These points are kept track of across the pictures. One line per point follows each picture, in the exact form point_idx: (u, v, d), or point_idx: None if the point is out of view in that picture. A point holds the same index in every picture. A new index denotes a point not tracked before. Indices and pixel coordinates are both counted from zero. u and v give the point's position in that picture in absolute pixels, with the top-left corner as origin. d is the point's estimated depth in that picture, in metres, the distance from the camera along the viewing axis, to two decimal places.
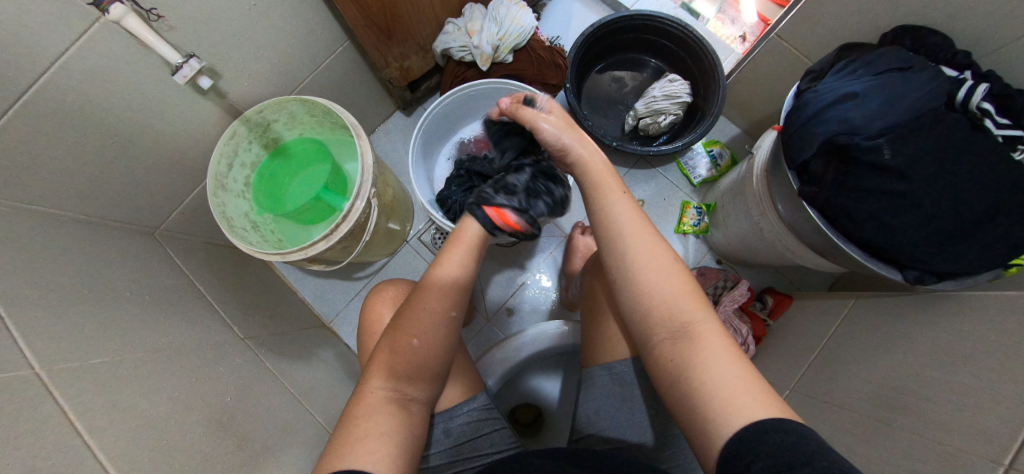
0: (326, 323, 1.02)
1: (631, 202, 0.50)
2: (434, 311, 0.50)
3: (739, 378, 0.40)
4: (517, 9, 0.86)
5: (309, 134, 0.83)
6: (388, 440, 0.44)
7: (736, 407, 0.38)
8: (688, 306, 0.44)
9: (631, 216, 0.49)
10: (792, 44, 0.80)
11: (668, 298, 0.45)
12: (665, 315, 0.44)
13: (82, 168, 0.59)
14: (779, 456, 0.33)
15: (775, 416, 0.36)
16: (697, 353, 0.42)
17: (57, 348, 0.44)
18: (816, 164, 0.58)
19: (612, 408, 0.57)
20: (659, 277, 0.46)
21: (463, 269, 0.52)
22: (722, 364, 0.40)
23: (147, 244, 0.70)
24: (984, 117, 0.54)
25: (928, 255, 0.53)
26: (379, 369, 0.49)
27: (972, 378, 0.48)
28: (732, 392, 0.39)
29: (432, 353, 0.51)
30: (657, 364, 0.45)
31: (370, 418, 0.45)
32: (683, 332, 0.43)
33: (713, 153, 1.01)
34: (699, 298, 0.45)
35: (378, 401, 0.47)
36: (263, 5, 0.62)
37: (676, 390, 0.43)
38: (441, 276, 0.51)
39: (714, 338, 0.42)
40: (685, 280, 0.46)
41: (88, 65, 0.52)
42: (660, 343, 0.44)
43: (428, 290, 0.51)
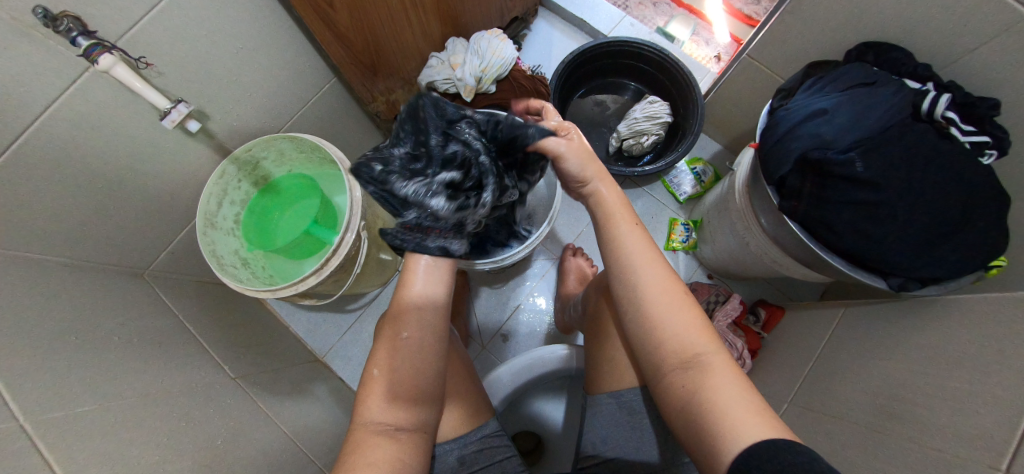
0: (319, 358, 1.01)
1: (642, 232, 0.51)
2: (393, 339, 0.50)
3: (749, 404, 0.40)
4: (498, 42, 0.89)
5: (298, 170, 0.84)
6: (375, 471, 0.44)
7: (743, 429, 0.38)
8: (696, 337, 0.45)
9: (640, 246, 0.49)
10: (762, 63, 0.83)
11: (678, 329, 0.45)
12: (675, 344, 0.45)
13: (71, 212, 0.59)
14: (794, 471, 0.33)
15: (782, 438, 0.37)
16: (707, 384, 0.42)
17: (43, 398, 0.43)
18: (793, 178, 0.60)
19: (619, 433, 0.57)
20: (670, 309, 0.46)
21: (436, 290, 0.52)
22: (733, 390, 0.41)
23: (136, 286, 0.70)
24: (950, 125, 0.57)
25: (908, 263, 0.54)
26: (365, 401, 0.49)
27: (965, 383, 0.48)
28: (741, 415, 0.39)
29: (410, 380, 0.49)
30: (668, 393, 0.45)
31: (360, 450, 0.45)
32: (693, 363, 0.44)
33: (697, 170, 1.03)
34: (709, 331, 0.45)
35: (365, 433, 0.47)
36: (251, 47, 0.65)
37: (685, 416, 0.43)
38: (411, 298, 0.51)
39: (723, 367, 0.43)
40: (694, 310, 0.47)
41: (78, 112, 0.53)
42: (670, 373, 0.45)
43: (396, 318, 0.51)
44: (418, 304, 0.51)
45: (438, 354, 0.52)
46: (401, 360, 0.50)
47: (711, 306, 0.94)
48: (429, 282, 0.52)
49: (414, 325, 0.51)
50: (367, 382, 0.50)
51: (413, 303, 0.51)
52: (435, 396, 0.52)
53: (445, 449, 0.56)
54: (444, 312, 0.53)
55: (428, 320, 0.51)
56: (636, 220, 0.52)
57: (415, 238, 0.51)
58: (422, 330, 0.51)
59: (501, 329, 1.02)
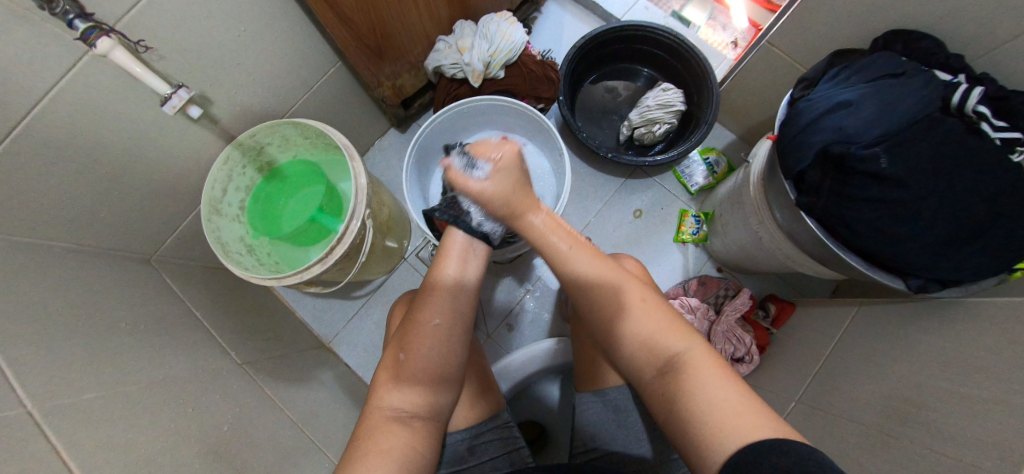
0: (325, 344, 1.01)
1: (591, 248, 0.52)
2: (425, 324, 0.50)
3: (730, 397, 0.39)
4: (507, 25, 0.86)
5: (303, 156, 0.83)
6: (388, 458, 0.43)
7: (728, 428, 0.37)
8: (669, 339, 0.45)
9: (590, 261, 0.51)
10: (782, 50, 0.80)
11: (649, 335, 0.46)
12: (649, 351, 0.46)
13: (76, 198, 0.59)
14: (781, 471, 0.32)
15: (773, 436, 0.35)
16: (684, 385, 0.42)
17: (50, 385, 0.43)
18: (812, 173, 0.58)
19: (608, 429, 0.57)
20: (639, 316, 0.48)
21: (465, 275, 0.54)
22: (712, 387, 0.40)
23: (143, 271, 0.70)
24: (981, 120, 0.54)
25: (930, 264, 0.53)
26: (385, 386, 0.49)
27: (982, 389, 0.47)
28: (723, 415, 0.38)
29: (434, 367, 0.50)
30: (653, 401, 0.46)
31: (373, 437, 0.44)
32: (669, 366, 0.44)
33: (709, 161, 1.01)
34: (681, 331, 0.46)
35: (381, 418, 0.46)
36: (253, 30, 0.63)
37: (672, 421, 0.42)
38: (443, 280, 0.53)
39: (700, 364, 0.43)
40: (663, 311, 0.48)
41: (78, 97, 0.52)
42: (651, 381, 0.46)
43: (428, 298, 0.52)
44: (452, 287, 0.52)
45: (464, 345, 0.52)
46: (426, 346, 0.49)
47: (720, 300, 0.93)
48: (465, 269, 0.54)
49: (445, 311, 0.51)
50: (388, 365, 0.51)
51: (449, 286, 0.52)
52: (455, 387, 0.52)
53: (455, 440, 0.55)
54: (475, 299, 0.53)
55: (458, 310, 0.52)
56: (576, 239, 0.51)
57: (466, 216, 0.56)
58: (453, 320, 0.51)
59: (506, 318, 1.02)
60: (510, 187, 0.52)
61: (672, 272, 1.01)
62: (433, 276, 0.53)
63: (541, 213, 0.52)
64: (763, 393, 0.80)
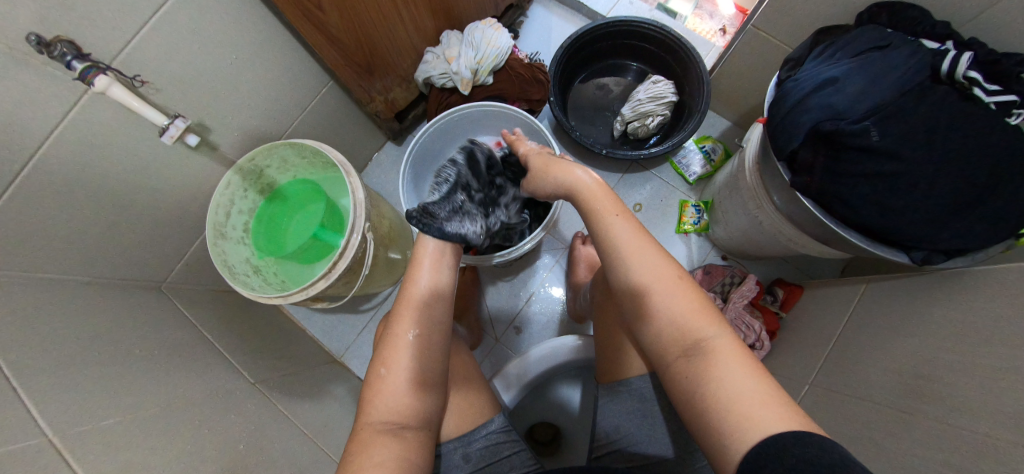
0: (337, 358, 1.03)
1: (632, 222, 0.51)
2: (402, 338, 0.51)
3: (755, 388, 0.39)
4: (492, 31, 0.88)
5: (302, 176, 0.85)
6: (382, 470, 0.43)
7: (754, 421, 0.37)
8: (699, 322, 0.44)
9: (629, 234, 0.49)
10: (768, 33, 0.79)
11: (678, 316, 0.44)
12: (673, 332, 0.44)
13: (86, 232, 0.61)
14: (807, 466, 0.32)
15: (793, 429, 0.35)
16: (711, 370, 0.41)
17: (70, 414, 0.44)
18: (805, 152, 0.57)
19: (631, 421, 0.57)
20: (666, 296, 0.45)
21: (437, 279, 0.56)
22: (738, 375, 0.40)
23: (154, 298, 0.72)
24: (973, 86, 0.53)
25: (932, 235, 0.52)
26: (370, 403, 0.49)
27: (995, 358, 0.46)
28: (749, 405, 0.38)
29: (417, 377, 0.50)
30: (672, 382, 0.45)
31: (366, 451, 0.45)
32: (696, 350, 0.43)
33: (706, 149, 1.01)
34: (712, 315, 0.44)
35: (371, 432, 0.47)
36: (244, 57, 0.65)
37: (691, 405, 0.42)
38: (417, 290, 0.55)
39: (727, 353, 0.41)
40: (693, 293, 0.46)
41: (81, 135, 0.54)
42: (671, 360, 0.45)
43: (403, 312, 0.53)
44: (429, 296, 0.55)
45: (444, 349, 0.54)
46: (405, 358, 0.50)
47: (726, 288, 0.92)
48: (437, 276, 0.56)
49: (421, 323, 0.52)
50: (375, 381, 0.50)
51: (422, 295, 0.54)
52: (441, 393, 0.53)
53: (450, 448, 0.56)
54: (448, 301, 0.57)
55: (437, 314, 0.54)
56: (621, 210, 0.52)
57: (438, 223, 0.59)
58: (429, 329, 0.53)
59: (514, 321, 1.02)
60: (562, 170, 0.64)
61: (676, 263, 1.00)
62: (408, 290, 0.55)
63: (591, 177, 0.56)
64: (777, 379, 0.79)
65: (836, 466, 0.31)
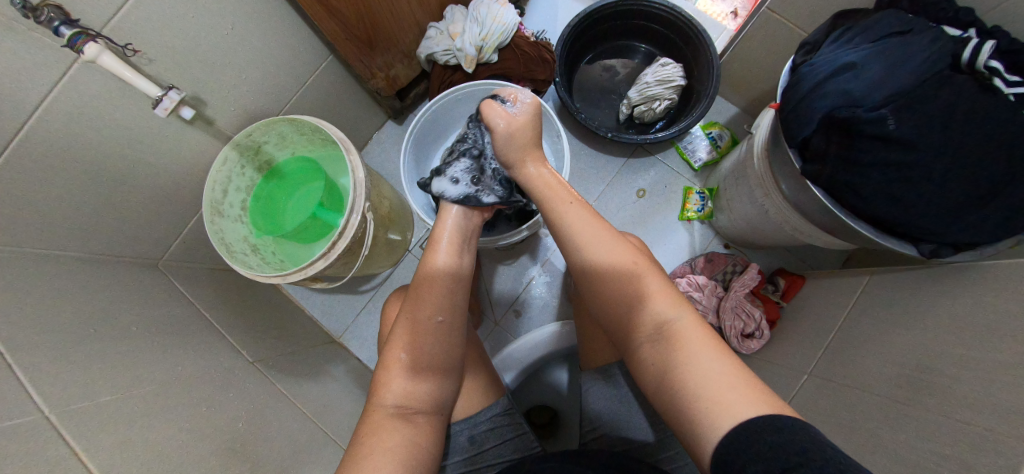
0: (336, 338, 1.03)
1: (586, 208, 0.51)
2: (426, 322, 0.51)
3: (721, 370, 0.38)
4: (498, 7, 0.84)
5: (301, 153, 0.83)
6: (393, 454, 0.44)
7: (717, 403, 0.36)
8: (662, 304, 0.44)
9: (585, 221, 0.49)
10: (783, 16, 0.77)
11: (642, 299, 0.45)
12: (639, 316, 0.45)
13: (79, 207, 0.59)
14: (775, 456, 0.31)
15: (763, 412, 0.34)
16: (677, 353, 0.41)
17: (64, 390, 0.44)
18: (818, 140, 0.56)
19: (609, 410, 0.57)
20: (634, 282, 0.46)
21: (458, 260, 0.55)
22: (703, 356, 0.40)
23: (151, 276, 0.71)
24: (993, 76, 0.51)
25: (943, 228, 0.51)
26: (386, 382, 0.49)
27: (996, 353, 0.46)
28: (715, 387, 0.37)
29: (432, 361, 0.51)
30: (642, 367, 0.44)
31: (375, 435, 0.45)
32: (661, 333, 0.43)
33: (712, 135, 0.99)
34: (677, 298, 0.45)
35: (383, 415, 0.47)
36: (240, 28, 0.62)
37: (661, 392, 0.42)
38: (438, 269, 0.53)
39: (692, 334, 0.41)
40: (659, 281, 0.46)
41: (72, 106, 0.52)
42: (638, 345, 0.45)
43: (426, 293, 0.52)
44: (451, 275, 0.53)
45: (460, 341, 0.54)
46: (428, 341, 0.50)
47: (728, 276, 0.92)
48: (456, 261, 0.55)
49: (446, 308, 0.52)
50: (388, 365, 0.51)
51: (443, 277, 0.53)
52: (455, 371, 0.54)
53: (457, 430, 0.56)
54: (468, 285, 0.56)
55: (460, 299, 0.54)
56: (576, 197, 0.52)
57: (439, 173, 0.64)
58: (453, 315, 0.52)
59: (514, 304, 1.02)
60: (527, 134, 0.57)
61: (678, 250, 1.00)
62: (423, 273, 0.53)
63: (542, 167, 0.56)
64: (774, 367, 0.80)
65: (805, 454, 0.30)
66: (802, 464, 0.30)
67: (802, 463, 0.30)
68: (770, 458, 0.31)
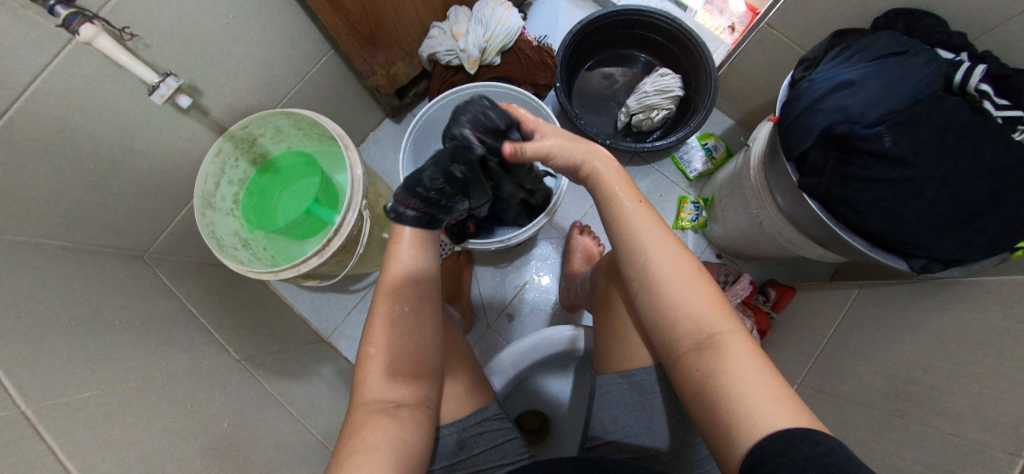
0: (324, 338, 1.01)
1: (650, 211, 0.48)
2: (387, 313, 0.48)
3: (766, 386, 0.38)
4: (502, 9, 0.84)
5: (296, 148, 0.82)
6: (375, 454, 0.42)
7: (759, 416, 0.37)
8: (715, 315, 0.43)
9: (646, 225, 0.47)
10: (781, 32, 0.79)
11: (695, 307, 0.43)
12: (686, 321, 0.43)
13: (65, 194, 0.57)
14: (810, 464, 0.32)
15: (803, 425, 0.35)
16: (725, 364, 0.40)
17: (44, 384, 0.42)
18: (815, 154, 0.57)
19: (629, 414, 0.56)
20: (687, 288, 0.44)
21: (416, 262, 0.50)
22: (751, 371, 0.39)
23: (136, 268, 0.68)
24: (983, 99, 0.53)
25: (934, 243, 0.52)
26: (364, 381, 0.48)
27: (984, 367, 0.47)
28: (760, 400, 0.37)
29: (407, 358, 0.48)
30: (682, 372, 0.44)
31: (357, 434, 0.44)
32: (708, 343, 0.42)
33: (708, 146, 1.00)
34: (726, 308, 0.44)
35: (365, 413, 0.46)
36: (241, 17, 0.61)
37: (700, 397, 0.42)
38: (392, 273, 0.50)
39: (739, 348, 0.41)
40: (709, 287, 0.45)
41: (62, 88, 0.50)
42: (682, 350, 0.44)
43: (387, 297, 0.49)
44: (409, 277, 0.49)
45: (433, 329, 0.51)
46: (398, 337, 0.48)
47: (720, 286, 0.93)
48: (416, 257, 0.50)
49: (410, 299, 0.49)
50: (363, 363, 0.48)
51: (405, 279, 0.49)
52: (437, 371, 0.51)
53: (446, 433, 0.56)
54: (430, 283, 0.51)
55: (424, 293, 0.51)
56: (642, 198, 0.49)
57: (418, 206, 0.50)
58: (419, 306, 0.50)
59: (507, 308, 1.01)
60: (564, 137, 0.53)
61: None
62: (382, 279, 0.50)
63: (607, 163, 0.51)
64: None
65: (840, 464, 0.31)
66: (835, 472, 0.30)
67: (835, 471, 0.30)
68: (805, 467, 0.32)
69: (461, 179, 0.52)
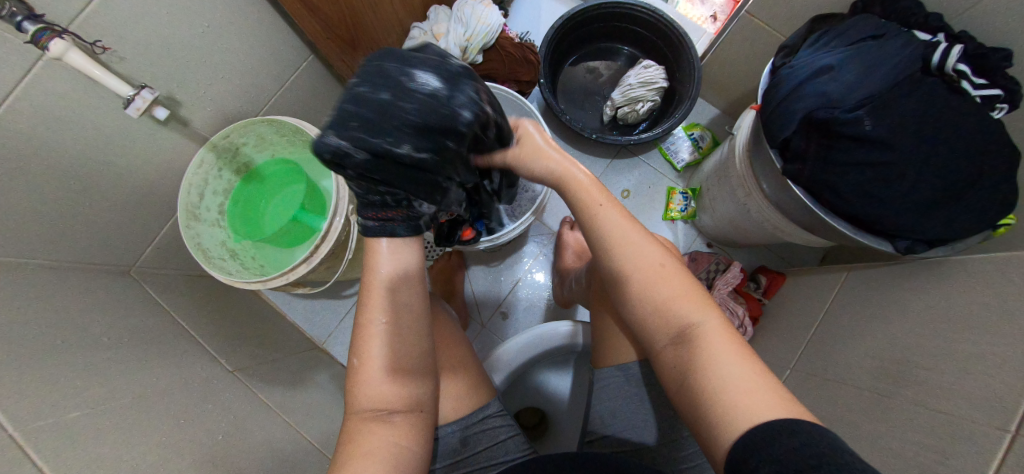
0: (318, 345, 1.00)
1: (620, 210, 0.47)
2: (369, 325, 0.46)
3: (745, 376, 0.38)
4: (482, 8, 0.82)
5: (280, 155, 0.81)
6: (370, 461, 0.43)
7: (740, 408, 0.37)
8: (689, 310, 0.43)
9: (616, 223, 0.46)
10: (761, 20, 0.79)
11: (666, 302, 0.43)
12: (663, 319, 0.44)
13: (44, 212, 0.56)
14: (795, 458, 0.32)
15: (785, 416, 0.35)
16: (702, 358, 0.40)
17: (31, 406, 0.41)
18: (798, 140, 0.57)
19: (624, 407, 0.56)
20: (660, 283, 0.44)
21: (401, 266, 0.47)
22: (729, 362, 0.39)
23: (122, 284, 0.68)
24: (961, 79, 0.54)
25: (916, 225, 0.53)
26: (354, 390, 0.47)
27: (970, 345, 0.47)
28: (739, 392, 0.37)
29: (398, 362, 0.47)
30: (665, 367, 0.44)
31: (352, 442, 0.44)
32: (684, 336, 0.42)
33: (694, 136, 1.01)
34: (702, 300, 0.44)
35: (357, 421, 0.45)
36: (217, 25, 0.61)
37: (684, 394, 0.42)
38: (375, 280, 0.47)
39: (717, 338, 0.41)
40: (683, 280, 0.45)
41: (35, 106, 0.49)
42: (662, 344, 0.44)
43: (367, 308, 0.46)
44: (393, 284, 0.47)
45: (422, 331, 0.49)
46: (382, 346, 0.46)
47: (711, 275, 0.94)
48: (400, 262, 0.47)
49: (390, 309, 0.47)
50: (352, 372, 0.47)
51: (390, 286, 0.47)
52: (428, 373, 0.51)
53: (447, 431, 0.56)
54: (418, 287, 0.49)
55: (417, 296, 0.49)
56: (611, 198, 0.48)
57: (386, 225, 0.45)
58: (399, 314, 0.47)
59: (501, 306, 1.01)
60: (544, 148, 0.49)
61: None
62: (364, 287, 0.47)
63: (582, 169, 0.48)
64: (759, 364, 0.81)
65: (824, 457, 0.31)
66: (820, 465, 0.30)
67: (819, 465, 0.31)
68: (789, 462, 0.32)
69: (381, 182, 0.38)
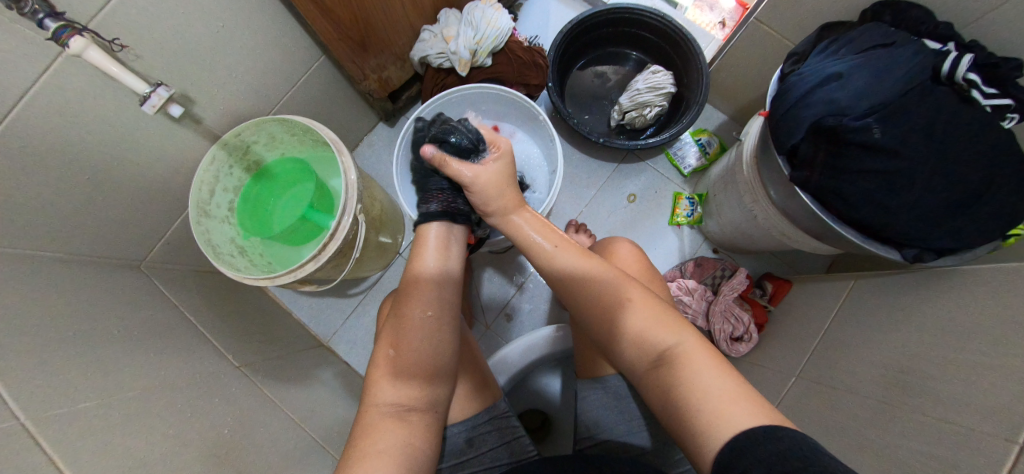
0: (323, 342, 1.01)
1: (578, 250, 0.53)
2: (414, 317, 0.50)
3: (723, 388, 0.39)
4: (492, 11, 0.84)
5: (290, 154, 0.82)
6: (384, 459, 0.42)
7: (720, 419, 0.37)
8: (662, 331, 0.45)
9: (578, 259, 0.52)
10: (770, 27, 0.79)
11: (640, 327, 0.46)
12: (640, 343, 0.45)
13: (58, 206, 0.57)
14: (782, 461, 0.31)
15: (766, 424, 0.35)
16: (679, 377, 0.41)
17: (43, 395, 0.42)
18: (805, 147, 0.57)
19: (613, 415, 0.56)
20: (632, 309, 0.47)
21: (444, 263, 0.55)
22: (706, 377, 0.40)
23: (133, 278, 0.68)
24: (971, 88, 0.54)
25: (927, 234, 0.53)
26: (380, 380, 0.48)
27: (978, 355, 0.47)
28: (718, 404, 0.38)
29: (426, 361, 0.49)
30: (648, 394, 0.45)
31: (369, 437, 0.44)
32: (662, 359, 0.43)
33: (702, 142, 1.00)
34: (675, 322, 0.46)
35: (377, 416, 0.46)
36: (231, 25, 0.61)
37: (667, 414, 0.42)
38: (423, 270, 0.54)
39: (693, 356, 0.42)
40: (654, 305, 0.47)
41: (53, 101, 0.50)
42: (643, 372, 0.45)
43: (410, 301, 0.51)
44: (437, 278, 0.53)
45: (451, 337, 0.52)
46: (417, 339, 0.49)
47: (717, 281, 0.94)
48: (447, 257, 0.55)
49: (435, 303, 0.52)
50: (380, 360, 0.50)
51: (433, 279, 0.53)
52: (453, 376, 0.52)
53: (455, 431, 0.56)
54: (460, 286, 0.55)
55: (447, 301, 0.53)
56: (562, 239, 0.55)
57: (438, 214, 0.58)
58: (443, 309, 0.52)
59: (505, 308, 1.01)
60: (500, 180, 0.58)
61: (668, 256, 1.01)
62: (413, 271, 0.54)
63: (525, 214, 0.57)
64: (764, 371, 0.81)
65: (808, 459, 0.31)
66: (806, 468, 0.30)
67: (805, 467, 0.30)
68: (776, 464, 0.31)
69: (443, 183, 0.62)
